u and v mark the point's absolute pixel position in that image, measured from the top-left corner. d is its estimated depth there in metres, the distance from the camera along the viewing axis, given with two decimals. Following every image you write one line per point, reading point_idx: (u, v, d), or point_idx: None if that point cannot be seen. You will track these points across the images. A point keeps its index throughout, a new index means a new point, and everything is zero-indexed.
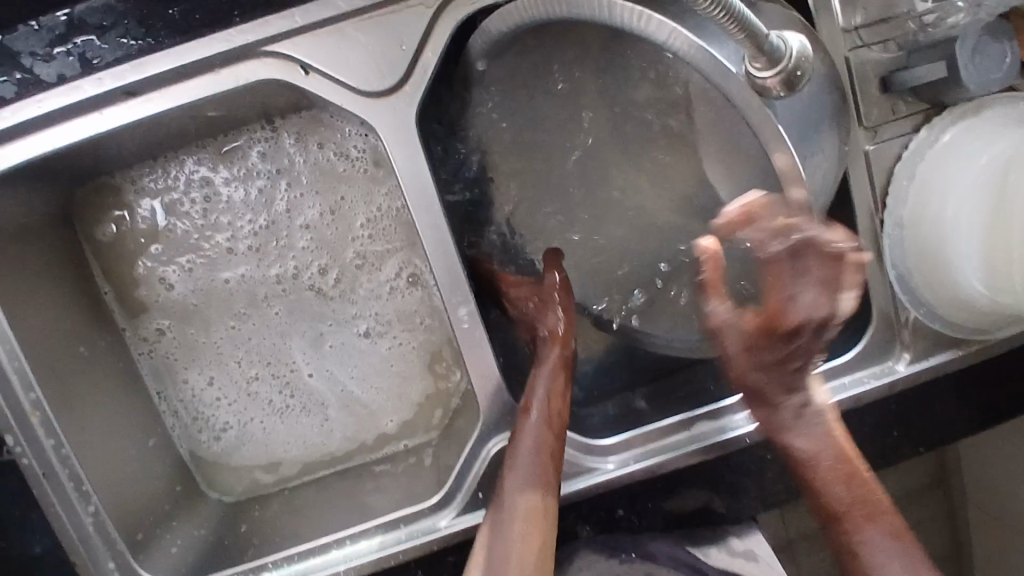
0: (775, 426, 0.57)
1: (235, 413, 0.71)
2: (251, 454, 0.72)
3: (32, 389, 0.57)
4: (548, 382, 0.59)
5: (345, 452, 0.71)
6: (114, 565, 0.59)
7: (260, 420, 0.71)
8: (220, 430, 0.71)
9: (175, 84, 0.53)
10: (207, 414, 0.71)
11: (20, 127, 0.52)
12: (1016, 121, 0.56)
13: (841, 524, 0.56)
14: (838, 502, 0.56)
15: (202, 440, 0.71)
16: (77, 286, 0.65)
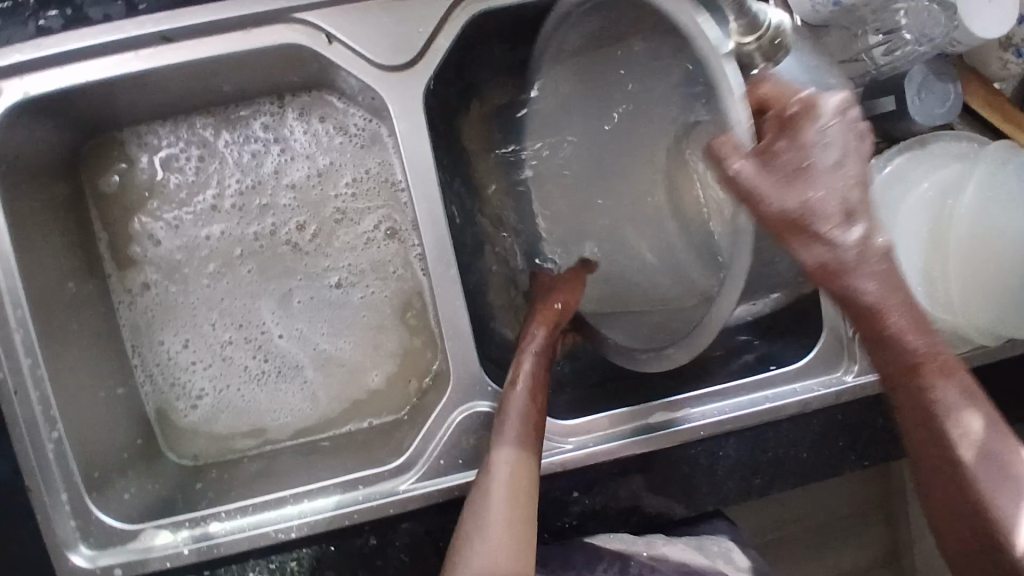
0: (835, 264, 0.45)
1: (209, 378, 0.72)
2: (227, 422, 0.72)
3: (19, 307, 0.58)
4: (533, 363, 0.61)
5: (316, 423, 0.72)
6: (67, 499, 0.59)
7: (237, 387, 0.72)
8: (196, 397, 0.71)
9: (207, 38, 0.59)
10: (183, 377, 0.71)
11: (61, 57, 0.57)
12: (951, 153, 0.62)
13: (926, 416, 0.50)
14: (932, 390, 0.49)
15: (178, 406, 0.71)
16: (75, 227, 0.67)
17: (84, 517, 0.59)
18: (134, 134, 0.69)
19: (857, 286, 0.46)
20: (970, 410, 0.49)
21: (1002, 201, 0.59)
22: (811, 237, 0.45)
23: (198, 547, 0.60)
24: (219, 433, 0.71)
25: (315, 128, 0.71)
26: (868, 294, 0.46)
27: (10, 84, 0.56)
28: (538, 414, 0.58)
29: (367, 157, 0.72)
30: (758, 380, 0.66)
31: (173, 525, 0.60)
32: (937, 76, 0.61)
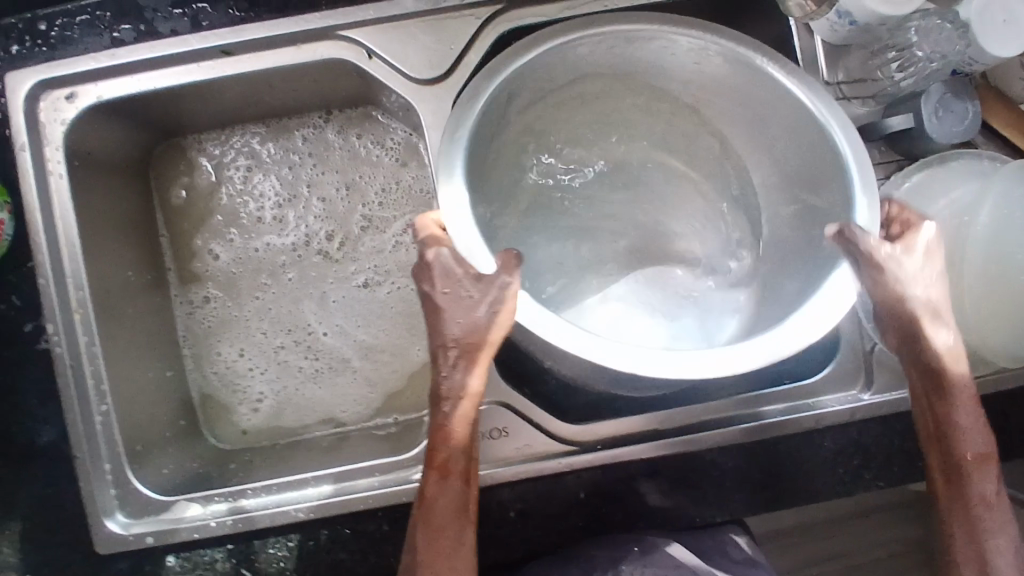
0: (957, 355, 0.54)
1: (268, 381, 0.77)
2: (292, 416, 0.76)
3: (81, 288, 0.64)
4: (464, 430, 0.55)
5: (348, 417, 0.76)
6: (109, 467, 0.64)
7: (296, 387, 0.77)
8: (256, 400, 0.76)
9: (260, 52, 0.64)
10: (243, 384, 0.76)
11: (136, 66, 0.64)
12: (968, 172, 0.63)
13: (968, 508, 0.55)
14: (981, 488, 0.54)
15: (239, 406, 0.76)
16: (140, 225, 0.73)
17: (124, 487, 0.64)
18: (201, 145, 0.76)
19: (961, 388, 0.54)
20: (1007, 520, 0.55)
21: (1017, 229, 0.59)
22: (942, 328, 0.53)
23: (225, 521, 0.64)
24: (280, 429, 0.76)
25: (347, 136, 0.76)
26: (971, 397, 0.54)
27: (85, 89, 0.64)
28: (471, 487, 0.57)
29: (397, 170, 0.77)
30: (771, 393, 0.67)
31: (204, 499, 0.64)
32: (954, 95, 0.61)
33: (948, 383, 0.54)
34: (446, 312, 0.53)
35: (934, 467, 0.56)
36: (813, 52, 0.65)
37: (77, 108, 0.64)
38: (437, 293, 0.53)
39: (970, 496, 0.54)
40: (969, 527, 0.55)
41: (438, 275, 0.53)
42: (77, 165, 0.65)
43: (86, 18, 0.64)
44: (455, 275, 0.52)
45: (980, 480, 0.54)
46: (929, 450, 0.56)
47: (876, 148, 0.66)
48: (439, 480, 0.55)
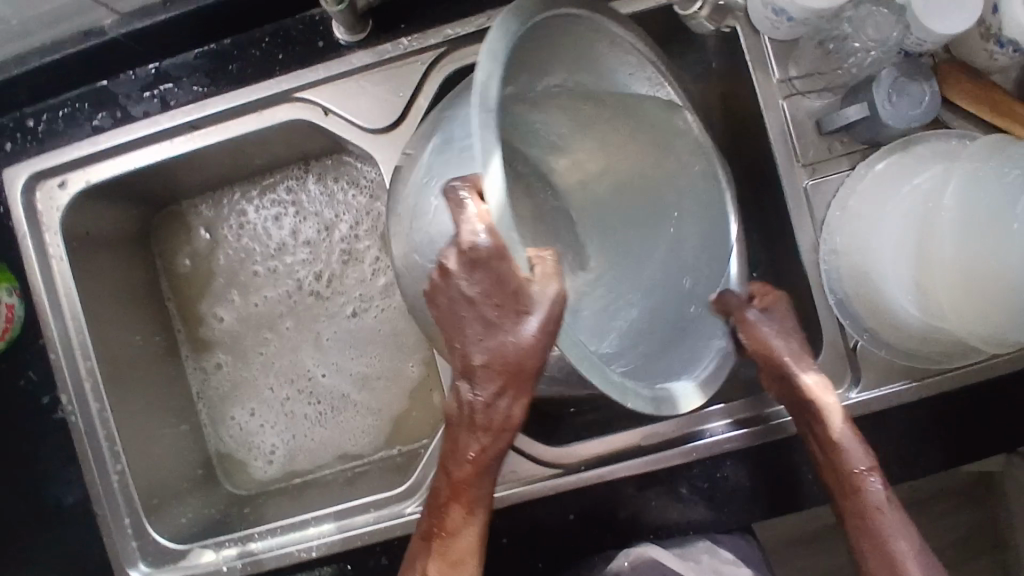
0: (821, 391, 0.57)
1: (278, 434, 0.80)
2: (302, 463, 0.80)
3: (88, 360, 0.69)
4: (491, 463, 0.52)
5: (354, 454, 0.79)
6: (129, 522, 0.68)
7: (305, 433, 0.80)
8: (270, 452, 0.80)
9: (225, 122, 0.68)
10: (255, 441, 0.80)
11: (117, 149, 0.69)
12: (936, 154, 0.60)
13: (861, 522, 0.57)
14: (870, 502, 0.57)
15: (255, 460, 0.80)
16: (148, 296, 0.78)
17: (144, 539, 0.68)
18: (199, 208, 0.81)
19: (833, 422, 0.57)
20: (901, 528, 0.56)
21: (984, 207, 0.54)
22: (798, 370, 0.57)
23: (236, 565, 0.68)
24: (298, 476, 0.80)
25: (319, 181, 0.79)
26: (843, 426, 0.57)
27: (74, 177, 0.69)
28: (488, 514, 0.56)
29: (366, 202, 0.79)
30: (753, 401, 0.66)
31: (216, 545, 0.69)
32: (908, 77, 0.59)
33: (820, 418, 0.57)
34: (492, 329, 0.45)
35: (835, 488, 0.59)
36: (762, 50, 0.64)
37: (70, 195, 0.69)
38: (478, 300, 0.44)
39: (863, 510, 0.57)
40: (870, 538, 0.57)
41: (486, 279, 0.43)
42: (76, 246, 0.70)
43: (68, 111, 0.69)
44: (495, 286, 0.43)
45: (870, 492, 0.57)
46: (827, 474, 0.59)
47: (839, 138, 0.65)
48: (459, 505, 0.54)
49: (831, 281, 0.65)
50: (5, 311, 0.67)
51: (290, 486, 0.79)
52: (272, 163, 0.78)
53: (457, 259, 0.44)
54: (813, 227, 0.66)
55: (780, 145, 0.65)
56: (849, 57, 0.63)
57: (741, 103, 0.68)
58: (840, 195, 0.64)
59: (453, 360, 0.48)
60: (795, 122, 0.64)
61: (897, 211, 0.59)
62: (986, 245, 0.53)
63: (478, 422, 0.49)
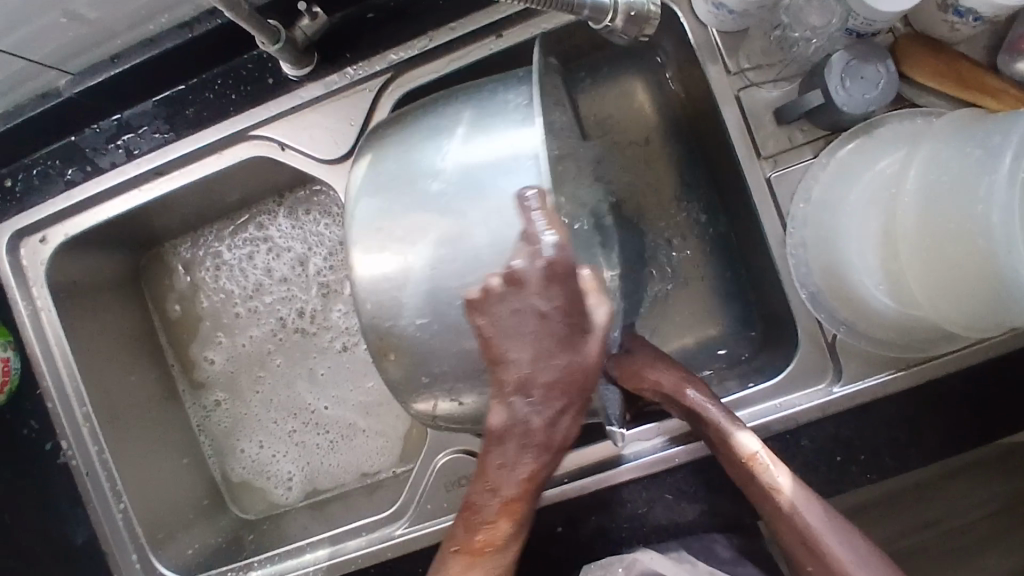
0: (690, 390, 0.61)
1: (293, 460, 0.82)
2: (324, 482, 0.81)
3: (84, 404, 0.72)
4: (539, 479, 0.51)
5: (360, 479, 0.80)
6: (136, 557, 0.71)
7: (320, 458, 0.82)
8: (287, 479, 0.82)
9: (188, 165, 0.70)
10: (271, 468, 0.82)
11: (90, 200, 0.71)
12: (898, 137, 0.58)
13: (768, 503, 0.57)
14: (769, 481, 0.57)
15: (275, 488, 0.82)
16: (143, 338, 0.81)
17: (151, 572, 0.71)
18: (178, 251, 0.83)
19: (709, 413, 0.60)
20: (803, 500, 0.56)
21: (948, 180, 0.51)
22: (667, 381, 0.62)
23: None
24: (319, 494, 0.81)
25: (291, 216, 0.81)
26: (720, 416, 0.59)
27: (54, 231, 0.72)
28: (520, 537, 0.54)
29: (338, 233, 0.80)
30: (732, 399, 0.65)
31: None
32: (861, 59, 0.57)
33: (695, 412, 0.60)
34: (562, 346, 0.46)
35: (749, 492, 0.58)
36: (709, 44, 0.63)
37: (51, 249, 0.72)
38: (547, 309, 0.45)
39: (762, 491, 0.57)
40: (778, 516, 0.56)
41: (563, 292, 0.44)
42: (64, 296, 0.73)
43: (42, 169, 0.72)
44: (567, 299, 0.45)
45: (762, 472, 0.57)
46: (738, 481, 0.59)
47: (799, 126, 0.62)
48: (508, 521, 0.51)
49: (802, 274, 0.63)
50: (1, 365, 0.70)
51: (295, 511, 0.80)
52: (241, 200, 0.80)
53: (535, 273, 0.44)
54: (779, 220, 0.63)
55: (738, 138, 0.63)
56: (792, 48, 0.62)
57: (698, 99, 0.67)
58: (805, 185, 0.62)
59: (505, 371, 0.46)
60: (750, 114, 0.63)
61: (861, 193, 0.57)
62: (943, 211, 0.50)
63: (530, 438, 0.48)
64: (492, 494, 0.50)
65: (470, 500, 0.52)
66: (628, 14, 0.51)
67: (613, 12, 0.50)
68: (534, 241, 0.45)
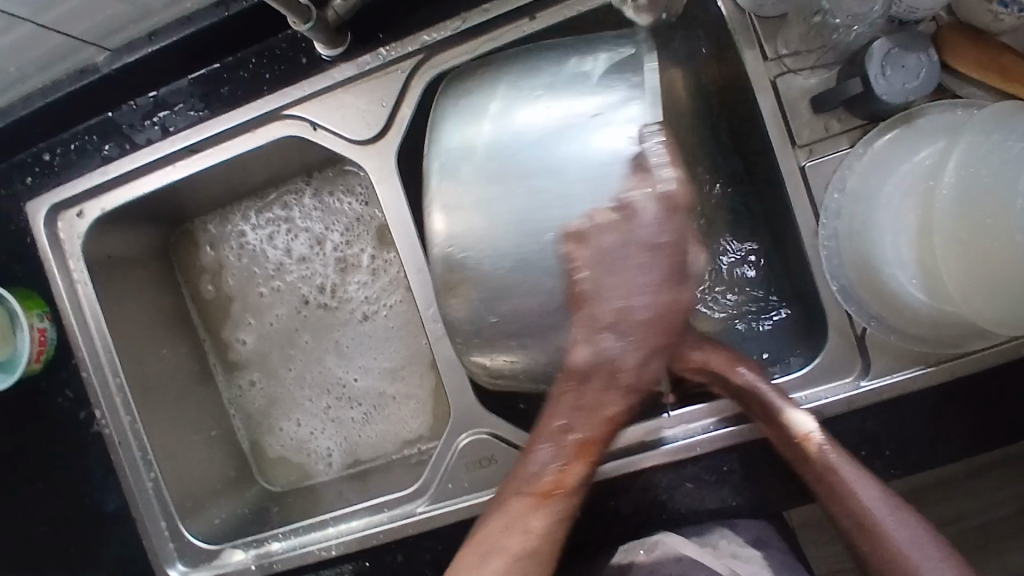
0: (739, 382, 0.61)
1: (331, 437, 0.83)
2: (364, 453, 0.82)
3: (117, 375, 0.73)
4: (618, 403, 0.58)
5: (394, 453, 0.81)
6: (165, 525, 0.73)
7: (357, 432, 0.82)
8: (327, 455, 0.83)
9: (222, 143, 0.71)
10: (311, 445, 0.83)
11: (127, 176, 0.72)
12: (931, 129, 0.57)
13: (826, 487, 0.57)
14: (828, 463, 0.57)
15: (317, 466, 0.83)
16: (174, 311, 0.82)
17: (180, 540, 0.73)
18: (207, 226, 0.84)
19: (767, 399, 0.60)
20: (862, 484, 0.56)
21: (987, 172, 0.50)
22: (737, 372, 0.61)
23: (263, 564, 0.71)
24: (359, 466, 0.82)
25: (313, 195, 0.82)
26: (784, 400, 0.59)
27: (90, 205, 0.73)
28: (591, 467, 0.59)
29: (358, 209, 0.81)
30: None
31: (245, 545, 0.73)
32: (903, 48, 0.55)
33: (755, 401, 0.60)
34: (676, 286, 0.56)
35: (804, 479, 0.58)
36: (745, 30, 0.62)
37: (87, 223, 0.73)
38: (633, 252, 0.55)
39: (820, 473, 0.57)
40: (835, 499, 0.56)
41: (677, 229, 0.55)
42: (99, 269, 0.74)
43: (79, 144, 0.73)
44: (676, 241, 0.55)
45: (823, 455, 0.57)
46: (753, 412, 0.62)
47: (837, 114, 0.61)
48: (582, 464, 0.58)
49: (833, 266, 0.61)
50: (39, 335, 0.72)
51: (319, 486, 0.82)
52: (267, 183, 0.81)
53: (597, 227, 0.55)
54: (813, 212, 0.62)
55: (773, 126, 0.62)
56: (832, 34, 0.60)
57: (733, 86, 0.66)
58: (841, 175, 0.61)
59: (602, 305, 0.55)
60: (787, 101, 0.62)
61: (898, 183, 0.56)
62: (986, 204, 0.49)
63: (622, 377, 0.57)
64: (570, 431, 0.57)
65: (551, 440, 0.58)
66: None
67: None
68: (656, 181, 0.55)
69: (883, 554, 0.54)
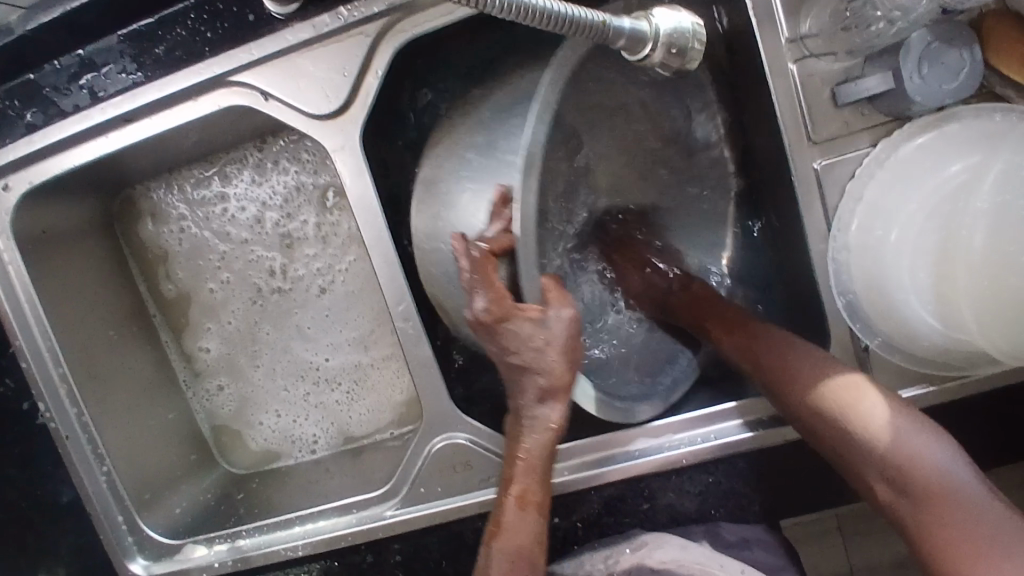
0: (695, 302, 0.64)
1: (316, 423, 0.79)
2: (344, 437, 0.78)
3: (60, 364, 0.67)
4: (531, 448, 0.55)
5: (365, 431, 0.78)
6: (122, 519, 0.69)
7: (341, 414, 0.78)
8: (312, 442, 0.79)
9: (161, 110, 0.62)
10: (295, 433, 0.79)
11: (55, 146, 0.64)
12: (959, 142, 0.51)
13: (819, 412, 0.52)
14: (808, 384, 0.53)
15: (297, 453, 0.79)
16: (123, 287, 0.76)
17: (138, 534, 0.69)
18: (155, 193, 0.77)
19: (752, 342, 0.58)
20: (851, 394, 0.52)
21: None
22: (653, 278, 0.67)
23: (227, 561, 0.68)
24: (353, 442, 0.78)
25: (253, 168, 0.75)
26: (755, 338, 0.58)
27: (17, 177, 0.64)
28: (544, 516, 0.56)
29: (298, 177, 0.76)
30: (707, 414, 0.61)
31: (207, 540, 0.70)
32: (944, 42, 0.49)
33: (731, 338, 0.60)
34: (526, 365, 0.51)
35: (805, 413, 0.53)
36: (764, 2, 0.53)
37: (16, 198, 0.65)
38: (506, 351, 0.51)
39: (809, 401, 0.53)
40: (832, 422, 0.52)
41: (507, 332, 0.50)
42: (33, 248, 0.67)
43: None
44: (547, 337, 0.50)
45: (804, 377, 0.54)
46: (706, 318, 0.62)
47: (860, 108, 0.54)
48: (530, 512, 0.55)
49: (841, 281, 0.56)
50: None
51: (281, 471, 0.78)
52: (204, 154, 0.74)
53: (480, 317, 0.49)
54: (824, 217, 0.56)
55: (786, 116, 0.55)
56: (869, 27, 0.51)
57: (746, 61, 0.58)
58: (857, 180, 0.54)
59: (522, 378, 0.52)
60: (804, 90, 0.54)
61: (921, 194, 0.51)
62: None
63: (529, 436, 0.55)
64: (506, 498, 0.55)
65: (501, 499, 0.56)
66: (668, 48, 0.40)
67: (653, 42, 0.40)
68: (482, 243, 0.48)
69: (907, 473, 0.48)
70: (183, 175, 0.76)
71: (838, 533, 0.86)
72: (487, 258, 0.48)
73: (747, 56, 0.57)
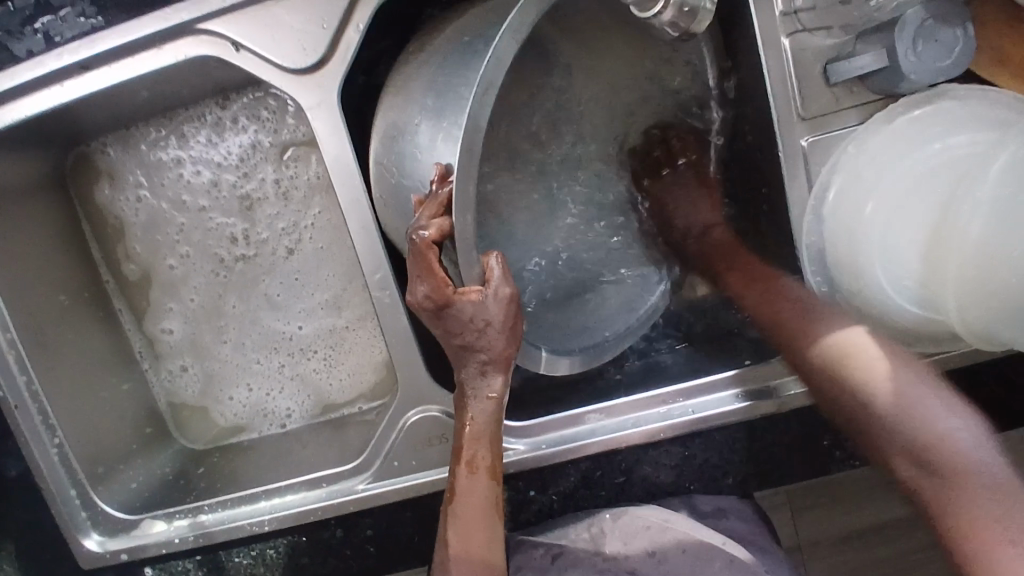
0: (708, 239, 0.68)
1: (291, 396, 0.76)
2: (316, 406, 0.76)
3: (8, 330, 0.63)
4: (481, 421, 0.53)
5: (336, 401, 0.76)
6: (74, 493, 0.65)
7: (317, 378, 0.76)
8: (285, 416, 0.76)
9: (122, 59, 0.58)
10: (268, 406, 0.76)
11: (3, 95, 0.59)
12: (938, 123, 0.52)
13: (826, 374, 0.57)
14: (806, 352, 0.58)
15: (264, 427, 0.76)
16: (75, 249, 0.72)
17: (92, 509, 0.66)
18: (108, 151, 0.72)
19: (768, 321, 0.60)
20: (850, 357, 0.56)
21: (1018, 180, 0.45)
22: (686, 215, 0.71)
23: (188, 537, 0.66)
24: (327, 412, 0.76)
25: (211, 126, 0.72)
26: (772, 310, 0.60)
27: None
28: (500, 484, 0.55)
29: (255, 136, 0.72)
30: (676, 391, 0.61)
31: (167, 516, 0.67)
32: (938, 20, 0.49)
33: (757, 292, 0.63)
34: (467, 346, 0.50)
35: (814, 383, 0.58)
36: None
37: None
38: (449, 334, 0.49)
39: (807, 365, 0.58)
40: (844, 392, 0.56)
41: (449, 319, 0.48)
42: None
43: None
44: (483, 319, 0.47)
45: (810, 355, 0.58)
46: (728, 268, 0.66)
47: (850, 86, 0.54)
48: (482, 482, 0.54)
49: (821, 258, 0.56)
50: None
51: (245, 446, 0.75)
52: (162, 109, 0.70)
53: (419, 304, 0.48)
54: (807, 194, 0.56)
55: (777, 91, 0.54)
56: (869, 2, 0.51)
57: (738, 34, 0.57)
58: (838, 160, 0.55)
59: (464, 358, 0.51)
60: (798, 65, 0.54)
61: (910, 175, 0.51)
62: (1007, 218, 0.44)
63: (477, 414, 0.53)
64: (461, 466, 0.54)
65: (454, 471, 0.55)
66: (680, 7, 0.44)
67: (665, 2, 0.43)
68: (415, 232, 0.45)
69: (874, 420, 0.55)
70: (139, 134, 0.72)
71: (787, 510, 0.88)
72: (426, 247, 0.45)
73: (739, 27, 0.56)
